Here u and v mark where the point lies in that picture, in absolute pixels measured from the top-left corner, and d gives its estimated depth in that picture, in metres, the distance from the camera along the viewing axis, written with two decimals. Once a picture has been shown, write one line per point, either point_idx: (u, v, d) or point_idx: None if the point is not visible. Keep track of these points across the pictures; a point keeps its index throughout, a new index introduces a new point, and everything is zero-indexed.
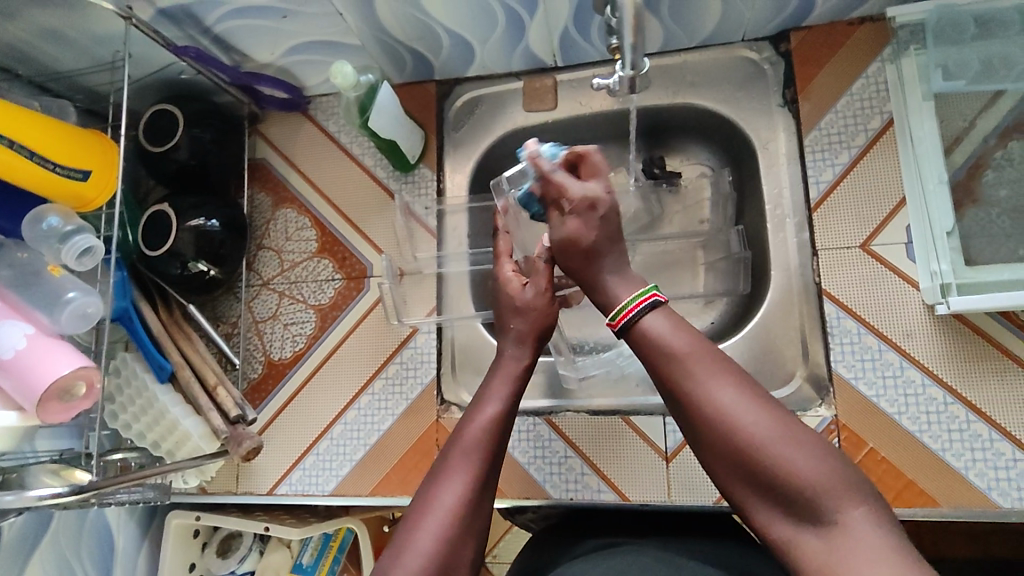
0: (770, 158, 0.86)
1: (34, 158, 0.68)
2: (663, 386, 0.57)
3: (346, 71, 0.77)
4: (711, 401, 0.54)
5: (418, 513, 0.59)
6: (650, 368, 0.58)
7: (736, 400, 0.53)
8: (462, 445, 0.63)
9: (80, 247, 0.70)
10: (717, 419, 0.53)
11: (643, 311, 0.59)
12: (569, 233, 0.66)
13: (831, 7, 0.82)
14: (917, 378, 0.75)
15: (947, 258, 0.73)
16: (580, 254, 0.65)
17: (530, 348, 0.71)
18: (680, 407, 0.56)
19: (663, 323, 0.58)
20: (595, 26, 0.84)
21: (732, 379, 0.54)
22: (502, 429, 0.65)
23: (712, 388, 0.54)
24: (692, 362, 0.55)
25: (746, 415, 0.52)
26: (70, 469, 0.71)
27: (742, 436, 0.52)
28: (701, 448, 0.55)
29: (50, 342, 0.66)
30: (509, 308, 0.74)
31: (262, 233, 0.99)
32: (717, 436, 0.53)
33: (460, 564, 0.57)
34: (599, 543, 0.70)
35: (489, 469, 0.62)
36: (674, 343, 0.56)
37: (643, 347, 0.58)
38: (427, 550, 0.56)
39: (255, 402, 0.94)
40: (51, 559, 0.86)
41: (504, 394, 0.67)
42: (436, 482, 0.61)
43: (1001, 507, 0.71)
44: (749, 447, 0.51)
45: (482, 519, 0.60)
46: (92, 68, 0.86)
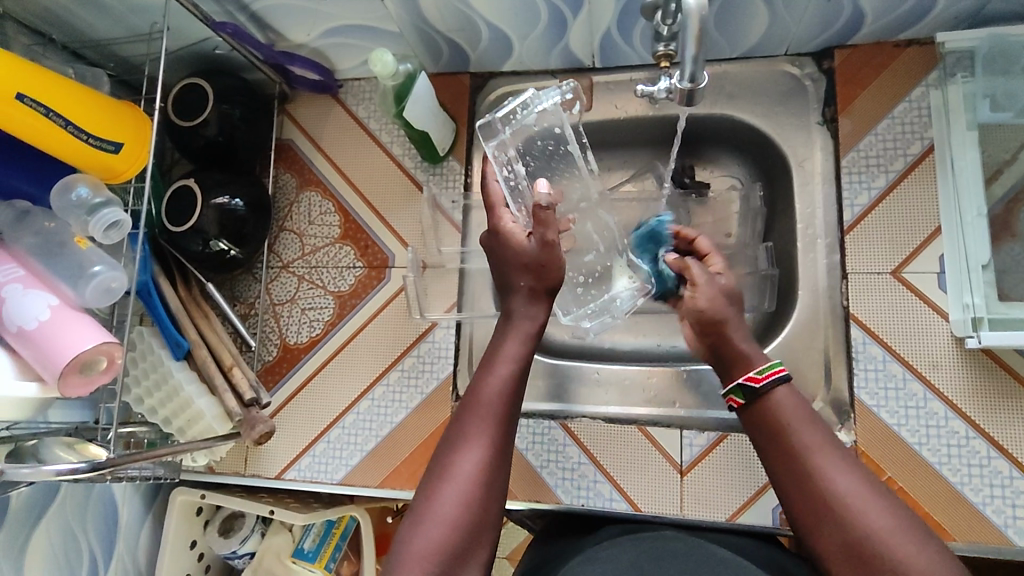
0: (804, 176, 0.86)
1: (69, 128, 0.67)
2: (780, 462, 0.57)
3: (387, 59, 0.75)
4: (833, 485, 0.53)
5: (440, 474, 0.59)
6: (767, 442, 0.58)
7: (857, 489, 0.53)
8: (478, 409, 0.62)
9: (107, 220, 0.69)
10: (835, 501, 0.53)
11: (775, 383, 0.59)
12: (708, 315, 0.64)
13: (881, 26, 0.80)
14: (940, 410, 0.75)
15: (980, 291, 0.74)
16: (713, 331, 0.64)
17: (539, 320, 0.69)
18: (794, 487, 0.55)
19: (792, 401, 0.58)
20: (639, 30, 0.83)
21: (852, 465, 0.55)
22: (516, 388, 0.64)
23: (835, 472, 0.54)
24: (816, 444, 0.56)
25: (867, 501, 0.52)
26: (84, 443, 0.71)
27: (864, 527, 0.51)
28: (807, 532, 0.54)
29: (76, 315, 0.65)
30: (535, 257, 0.69)
31: (285, 215, 0.98)
32: (834, 524, 0.52)
33: (483, 528, 0.57)
34: (617, 531, 0.73)
35: (506, 434, 0.61)
36: (797, 420, 0.57)
37: (767, 421, 0.58)
38: (448, 517, 0.56)
39: (268, 385, 0.93)
40: (58, 526, 0.85)
41: (517, 352, 0.66)
42: (453, 448, 0.60)
43: (1015, 546, 0.71)
44: (869, 539, 0.51)
45: (501, 484, 0.59)
46: (127, 38, 0.84)
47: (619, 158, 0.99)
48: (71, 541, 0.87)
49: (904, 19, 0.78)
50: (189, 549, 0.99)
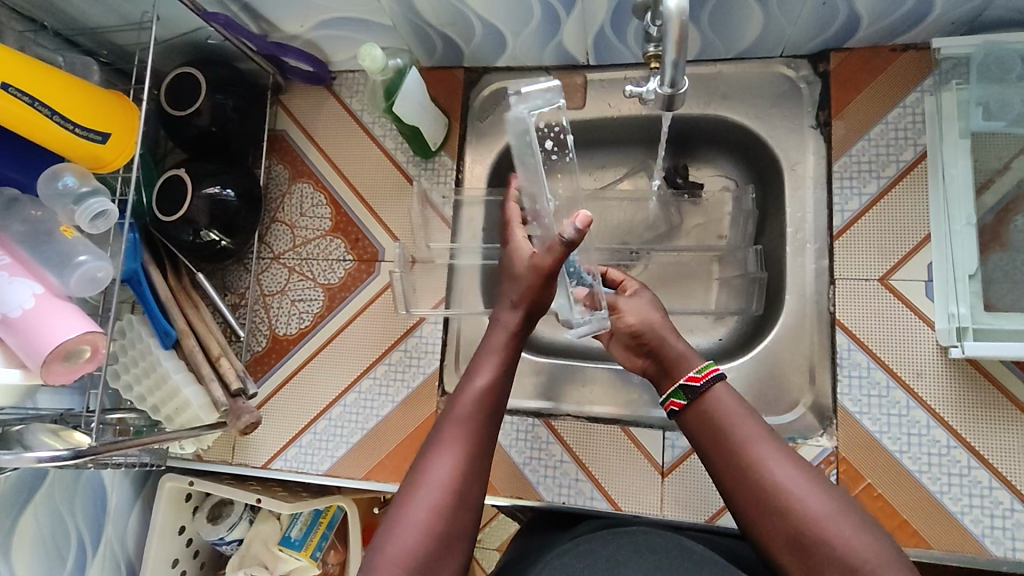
0: (795, 180, 0.85)
1: (55, 117, 0.68)
2: (721, 456, 0.60)
3: (375, 54, 0.75)
4: (772, 474, 0.57)
5: (415, 482, 0.60)
6: (709, 439, 0.62)
7: (794, 477, 0.57)
8: (453, 417, 0.64)
9: (94, 210, 0.70)
10: (775, 489, 0.57)
11: (711, 380, 0.63)
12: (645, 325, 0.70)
13: (876, 31, 0.79)
14: (922, 418, 0.75)
15: (966, 301, 0.73)
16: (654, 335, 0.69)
17: (518, 347, 0.70)
18: (736, 479, 0.59)
19: (729, 396, 0.63)
20: (632, 29, 0.82)
21: (789, 456, 0.59)
22: (495, 398, 0.66)
23: (773, 462, 0.58)
24: (753, 436, 0.60)
25: (805, 490, 0.56)
26: (70, 430, 0.71)
27: (802, 511, 0.55)
28: (750, 519, 0.57)
29: (59, 305, 0.65)
30: (512, 278, 0.70)
31: (277, 206, 0.98)
32: (775, 510, 0.56)
33: (458, 534, 0.58)
34: (596, 524, 0.75)
35: (481, 439, 0.63)
36: (735, 417, 0.61)
37: (707, 418, 0.62)
38: (421, 523, 0.57)
39: (256, 375, 0.94)
40: (46, 510, 0.86)
41: (497, 360, 0.68)
42: (429, 454, 0.62)
43: (992, 555, 0.71)
44: (807, 522, 0.54)
45: (478, 491, 0.61)
46: (120, 26, 0.84)
47: (612, 157, 0.99)
48: (60, 524, 0.88)
49: (900, 24, 0.78)
50: (177, 535, 1.01)
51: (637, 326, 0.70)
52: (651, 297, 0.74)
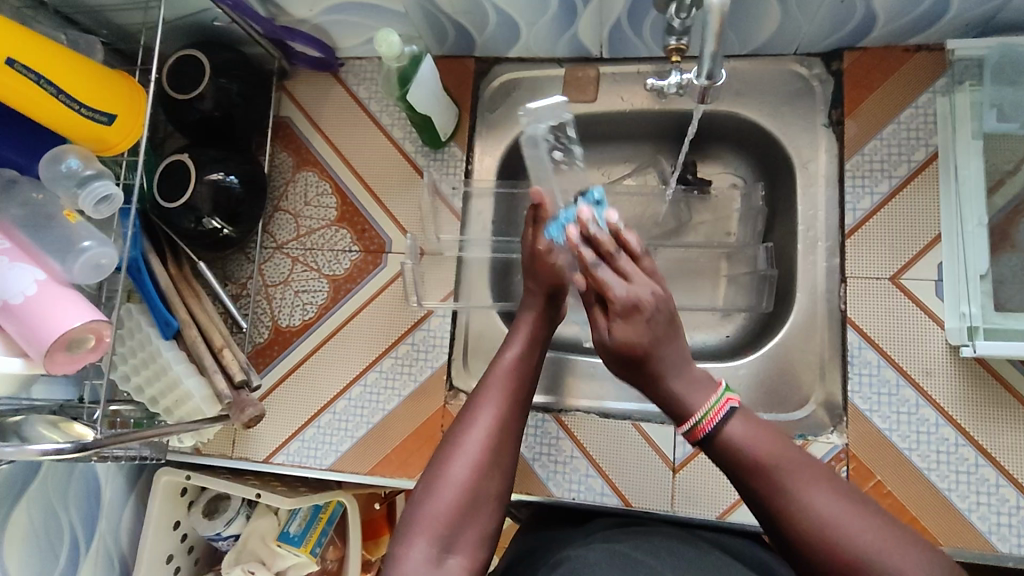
0: (807, 178, 0.85)
1: (60, 96, 0.65)
2: (754, 495, 0.56)
3: (392, 40, 0.73)
4: (814, 514, 0.54)
5: (453, 443, 0.61)
6: (739, 476, 0.57)
7: (839, 510, 0.54)
8: (489, 381, 0.65)
9: (98, 194, 0.67)
10: (818, 526, 0.53)
11: (724, 417, 0.58)
12: (622, 340, 0.61)
13: (892, 30, 0.80)
14: (931, 417, 0.76)
15: (978, 301, 0.74)
16: (638, 360, 0.61)
17: (546, 328, 0.73)
18: (772, 519, 0.56)
19: (746, 432, 0.57)
20: (650, 22, 0.82)
21: (828, 486, 0.55)
22: (527, 369, 0.68)
23: (814, 497, 0.54)
24: (788, 470, 0.55)
25: (851, 523, 0.53)
26: (69, 421, 0.69)
27: (850, 548, 0.52)
28: (796, 556, 0.55)
29: (62, 291, 0.63)
30: (529, 269, 0.75)
31: (280, 194, 0.96)
32: (822, 550, 0.53)
33: (491, 494, 0.59)
34: (609, 522, 0.74)
35: (515, 404, 0.65)
36: (764, 450, 0.56)
37: (731, 459, 0.57)
38: (459, 481, 0.58)
39: (258, 367, 0.92)
40: (39, 504, 0.83)
41: (525, 336, 0.70)
42: (465, 419, 0.63)
43: (998, 552, 0.73)
44: (856, 557, 0.52)
45: (511, 455, 0.62)
46: (123, 5, 0.81)
47: (621, 151, 0.98)
48: (52, 519, 0.85)
49: (916, 24, 0.78)
50: (172, 530, 0.98)
51: (604, 358, 0.64)
52: (629, 335, 0.61)
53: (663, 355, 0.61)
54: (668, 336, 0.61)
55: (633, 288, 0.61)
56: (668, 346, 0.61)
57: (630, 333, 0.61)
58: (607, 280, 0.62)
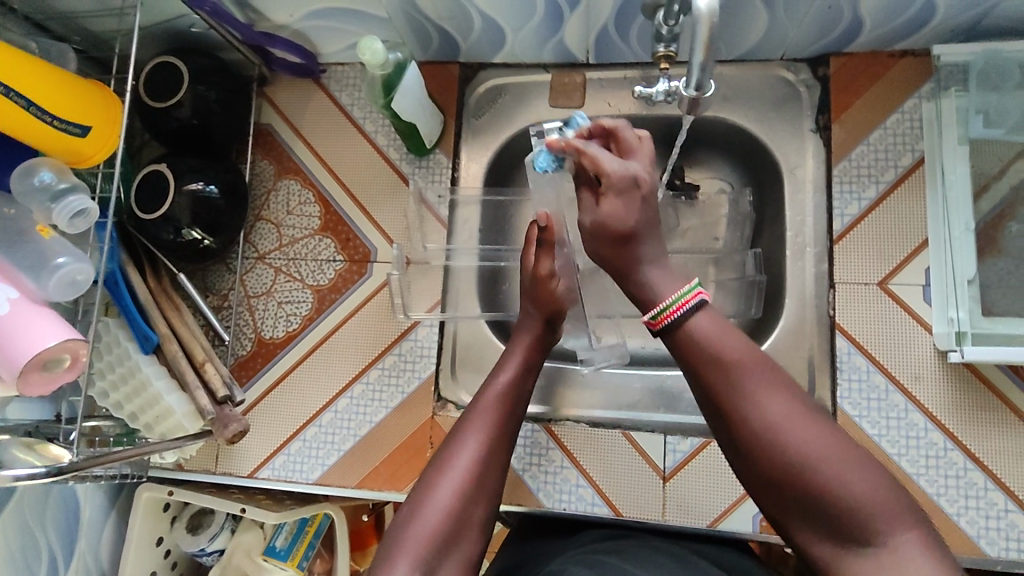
0: (795, 184, 0.85)
1: (32, 109, 0.63)
2: (709, 394, 0.55)
3: (376, 47, 0.72)
4: (764, 415, 0.52)
5: (439, 466, 0.60)
6: (694, 373, 0.55)
7: (790, 416, 0.52)
8: (479, 404, 0.64)
9: (73, 209, 0.65)
10: (768, 429, 0.51)
11: (689, 309, 0.56)
12: (605, 216, 0.61)
13: (878, 36, 0.80)
14: (920, 421, 0.76)
15: (965, 305, 0.74)
16: (618, 241, 0.61)
17: (538, 356, 0.72)
18: (722, 413, 0.54)
19: (711, 326, 0.55)
20: (636, 27, 0.81)
21: (783, 391, 0.53)
22: (519, 394, 0.67)
23: (766, 400, 0.52)
24: (745, 369, 0.53)
25: (798, 431, 0.51)
26: (44, 443, 0.67)
27: (795, 458, 0.50)
28: (742, 461, 0.54)
29: (35, 309, 0.61)
30: (528, 292, 0.75)
31: (262, 202, 0.94)
32: (766, 455, 0.51)
33: (476, 519, 0.58)
34: (600, 534, 0.73)
35: (505, 429, 0.63)
36: (724, 349, 0.54)
37: (690, 354, 0.55)
38: (446, 504, 0.57)
39: (242, 381, 0.90)
40: (15, 526, 0.81)
41: (518, 361, 0.69)
42: (455, 439, 0.61)
43: (987, 556, 0.73)
44: (801, 467, 0.50)
45: (498, 481, 0.61)
46: (97, 11, 0.79)
47: None
48: (29, 540, 0.83)
49: (902, 30, 0.78)
50: (155, 547, 0.96)
51: (585, 232, 0.64)
52: (617, 211, 0.61)
53: (642, 235, 0.61)
54: (652, 222, 0.62)
55: (629, 165, 0.63)
56: (650, 230, 0.61)
57: (619, 209, 0.61)
58: (601, 158, 0.63)
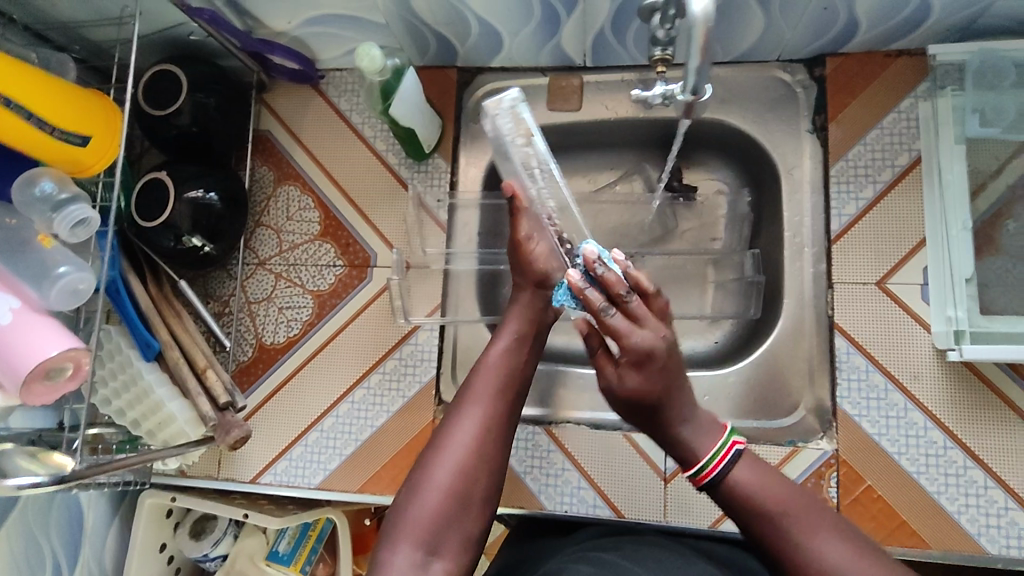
0: (793, 184, 0.85)
1: (32, 119, 0.63)
2: (762, 542, 0.57)
3: (373, 53, 0.72)
4: (820, 560, 0.53)
5: (437, 446, 0.61)
6: (747, 525, 0.58)
7: (844, 556, 0.53)
8: (474, 381, 0.65)
9: (74, 218, 0.65)
10: (826, 574, 0.53)
11: (728, 462, 0.59)
12: (630, 392, 0.61)
13: (874, 36, 0.80)
14: (920, 420, 0.77)
15: (964, 305, 0.75)
16: (649, 410, 0.62)
17: (535, 320, 0.72)
18: (783, 565, 0.55)
19: (752, 477, 0.58)
20: (633, 31, 0.81)
21: (835, 532, 0.55)
22: (513, 365, 0.67)
23: (820, 544, 0.54)
24: (796, 517, 0.56)
25: (858, 570, 0.52)
26: (48, 451, 0.68)
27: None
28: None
29: (37, 320, 0.61)
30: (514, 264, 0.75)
31: (262, 209, 0.94)
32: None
33: (477, 497, 0.59)
34: (599, 534, 0.73)
35: (502, 404, 0.64)
36: (769, 496, 0.57)
37: (736, 506, 0.58)
38: (446, 482, 0.58)
39: (243, 387, 0.90)
40: (19, 533, 0.81)
41: (513, 333, 0.70)
42: (451, 419, 0.63)
43: (988, 553, 0.73)
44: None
45: (499, 454, 0.62)
46: (95, 21, 0.80)
47: (606, 159, 0.98)
48: (33, 547, 0.83)
49: (897, 30, 0.78)
50: (159, 553, 0.96)
51: (613, 401, 0.64)
52: (636, 383, 0.61)
53: (668, 402, 0.61)
54: (679, 380, 0.61)
55: (646, 336, 0.60)
56: (678, 391, 0.61)
57: (641, 384, 0.61)
58: (620, 328, 0.60)
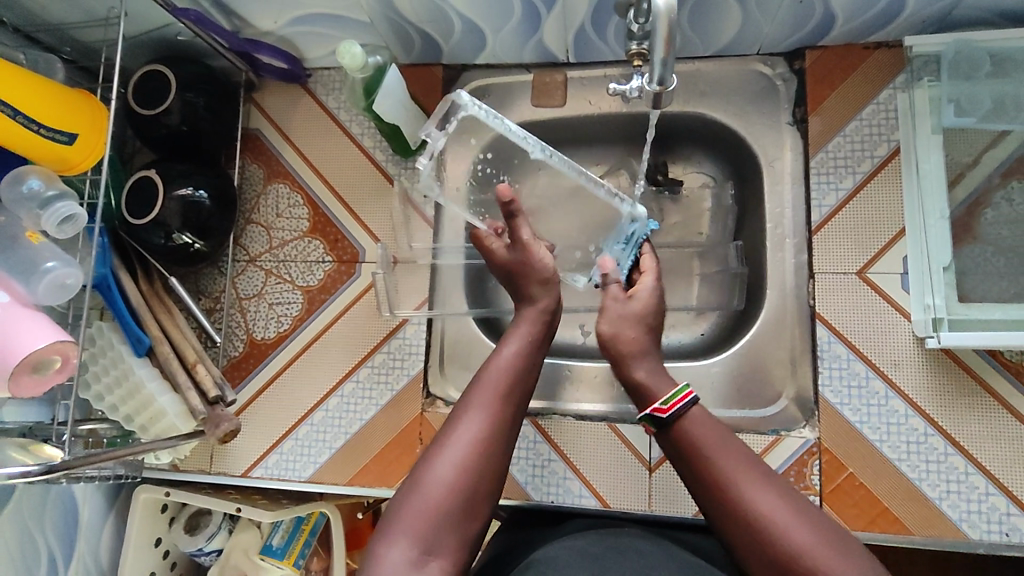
0: (774, 176, 0.86)
1: (18, 117, 0.65)
2: (704, 488, 0.61)
3: (355, 50, 0.73)
4: (756, 507, 0.57)
5: (441, 444, 0.61)
6: (692, 468, 0.62)
7: (779, 507, 0.57)
8: (482, 381, 0.66)
9: (61, 214, 0.66)
10: (759, 521, 0.56)
11: (687, 404, 0.64)
12: (640, 307, 0.73)
13: (851, 29, 0.81)
14: (901, 408, 0.77)
15: (941, 293, 0.75)
16: (644, 330, 0.72)
17: (543, 323, 0.73)
18: (718, 507, 0.59)
19: (704, 422, 0.63)
20: (613, 26, 0.82)
21: (773, 487, 0.59)
22: (522, 367, 0.68)
23: (757, 495, 0.58)
24: (735, 464, 0.60)
25: (789, 522, 0.56)
26: (39, 443, 0.69)
27: (788, 545, 0.55)
28: (740, 552, 0.57)
29: (25, 313, 0.62)
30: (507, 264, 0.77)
31: (252, 207, 0.96)
32: (764, 545, 0.56)
33: (478, 497, 0.60)
34: (583, 523, 0.74)
35: (509, 405, 0.65)
36: (715, 444, 0.61)
37: (686, 449, 0.63)
38: (446, 481, 0.59)
39: (234, 382, 0.91)
40: (14, 527, 0.83)
41: (523, 335, 0.70)
42: (456, 417, 0.63)
43: (969, 539, 0.74)
44: (794, 556, 0.54)
45: (502, 457, 0.62)
46: (84, 22, 0.81)
47: (591, 155, 0.99)
48: (28, 541, 0.85)
49: (873, 22, 0.79)
50: (154, 547, 0.98)
51: (608, 313, 0.73)
52: (649, 297, 0.74)
53: (653, 342, 0.72)
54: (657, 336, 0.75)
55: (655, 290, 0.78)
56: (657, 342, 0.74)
57: (648, 306, 0.74)
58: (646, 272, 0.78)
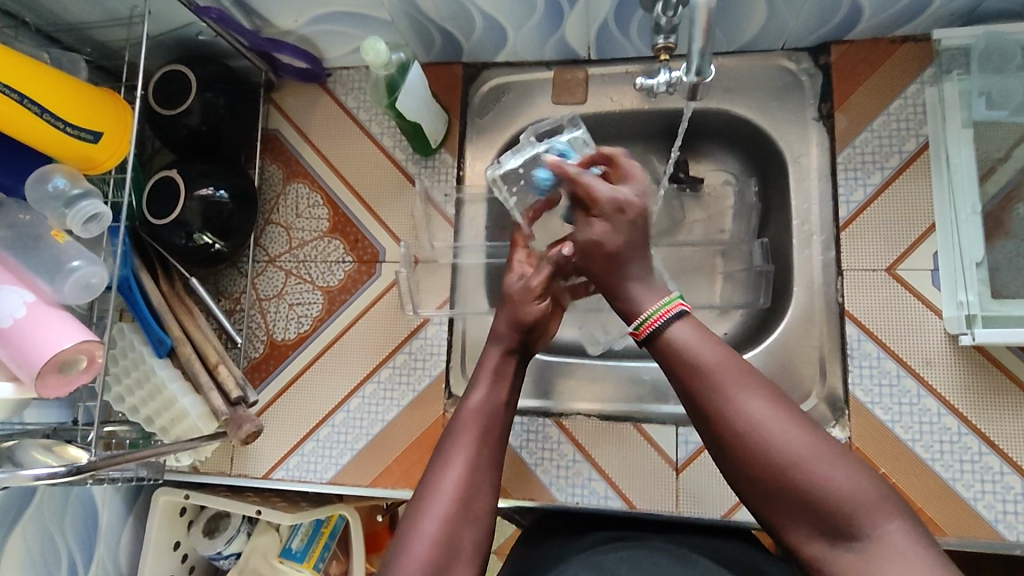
0: (800, 172, 0.85)
1: (45, 116, 0.64)
2: (691, 400, 0.56)
3: (379, 47, 0.73)
4: (746, 415, 0.53)
5: (423, 497, 0.60)
6: (677, 380, 0.57)
7: (771, 415, 0.53)
8: (458, 428, 0.64)
9: (86, 213, 0.66)
10: (750, 428, 0.53)
11: (668, 320, 0.58)
12: (596, 236, 0.63)
13: (878, 22, 0.80)
14: (933, 406, 0.76)
15: (974, 289, 0.74)
16: (605, 260, 0.63)
17: (515, 363, 0.71)
18: (707, 423, 0.55)
19: (687, 334, 0.57)
20: (636, 22, 0.82)
21: (765, 392, 0.54)
22: (494, 409, 0.66)
23: (748, 402, 0.53)
24: (721, 374, 0.55)
25: (782, 429, 0.52)
26: (63, 444, 0.68)
27: (778, 453, 0.51)
28: (731, 467, 0.54)
29: (51, 312, 0.62)
30: (501, 306, 0.74)
31: (271, 207, 0.95)
32: (752, 451, 0.52)
33: (465, 546, 0.58)
34: (603, 536, 0.72)
35: (487, 451, 0.63)
36: (703, 353, 0.56)
37: (669, 362, 0.58)
38: (431, 535, 0.57)
39: (255, 382, 0.91)
40: (35, 530, 0.83)
41: (492, 375, 0.69)
42: (436, 465, 0.61)
43: (1006, 541, 0.72)
44: (782, 464, 0.51)
45: (486, 502, 0.60)
46: (106, 22, 0.81)
47: (611, 153, 0.98)
48: (49, 544, 0.84)
49: (901, 15, 0.78)
50: (172, 551, 0.97)
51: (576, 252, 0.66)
52: (605, 232, 0.63)
53: (627, 258, 0.63)
54: (641, 245, 0.64)
55: (619, 191, 0.65)
56: (637, 253, 0.63)
57: (607, 231, 0.63)
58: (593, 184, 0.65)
